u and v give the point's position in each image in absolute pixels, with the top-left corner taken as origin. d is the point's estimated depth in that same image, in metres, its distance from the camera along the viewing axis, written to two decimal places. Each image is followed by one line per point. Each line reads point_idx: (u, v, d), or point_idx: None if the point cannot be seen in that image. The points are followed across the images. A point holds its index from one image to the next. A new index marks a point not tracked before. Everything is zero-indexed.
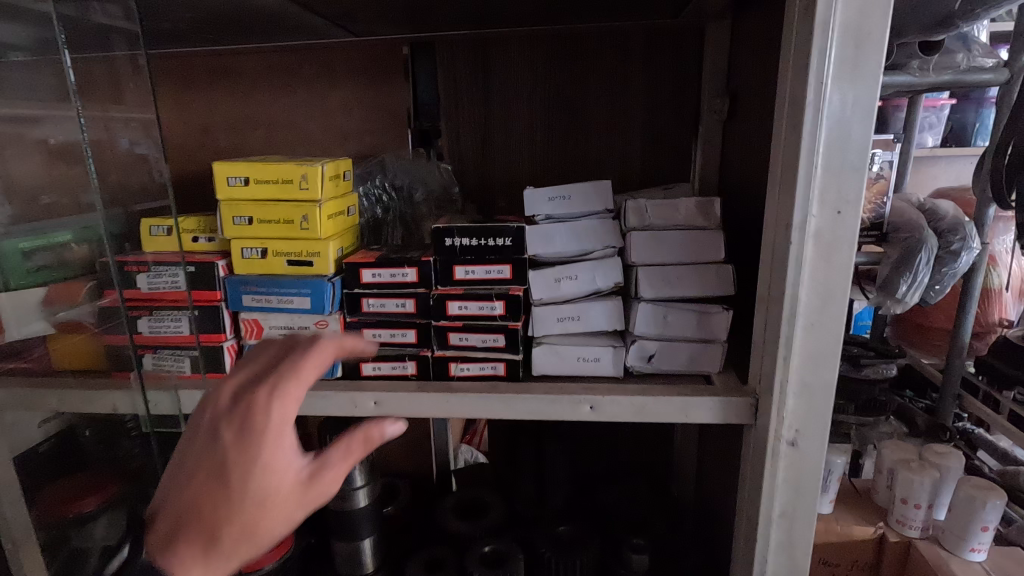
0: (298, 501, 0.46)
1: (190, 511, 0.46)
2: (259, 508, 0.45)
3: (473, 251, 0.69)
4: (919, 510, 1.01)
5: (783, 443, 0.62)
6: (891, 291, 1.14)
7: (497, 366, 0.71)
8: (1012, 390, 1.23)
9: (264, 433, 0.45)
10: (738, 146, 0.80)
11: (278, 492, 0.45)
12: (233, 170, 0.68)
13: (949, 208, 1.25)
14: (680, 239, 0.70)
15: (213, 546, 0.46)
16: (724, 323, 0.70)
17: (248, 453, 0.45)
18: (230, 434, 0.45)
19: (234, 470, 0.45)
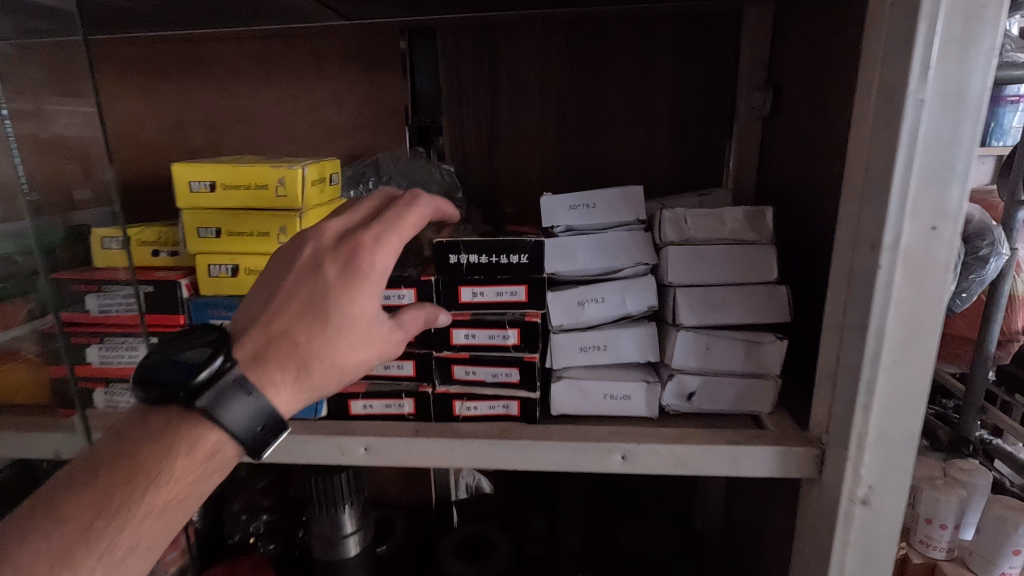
0: (384, 342, 0.50)
1: (282, 334, 0.46)
2: (352, 343, 0.47)
3: (483, 270, 0.58)
4: (945, 531, 0.86)
5: (854, 502, 0.51)
6: None
7: (510, 405, 0.60)
8: None
9: (370, 280, 0.47)
10: (785, 147, 0.69)
11: (371, 330, 0.48)
12: (196, 173, 0.57)
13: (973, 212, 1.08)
14: (726, 256, 0.59)
15: (300, 372, 0.46)
16: (778, 355, 0.59)
17: (356, 288, 0.47)
18: (336, 271, 0.47)
19: (342, 297, 0.46)
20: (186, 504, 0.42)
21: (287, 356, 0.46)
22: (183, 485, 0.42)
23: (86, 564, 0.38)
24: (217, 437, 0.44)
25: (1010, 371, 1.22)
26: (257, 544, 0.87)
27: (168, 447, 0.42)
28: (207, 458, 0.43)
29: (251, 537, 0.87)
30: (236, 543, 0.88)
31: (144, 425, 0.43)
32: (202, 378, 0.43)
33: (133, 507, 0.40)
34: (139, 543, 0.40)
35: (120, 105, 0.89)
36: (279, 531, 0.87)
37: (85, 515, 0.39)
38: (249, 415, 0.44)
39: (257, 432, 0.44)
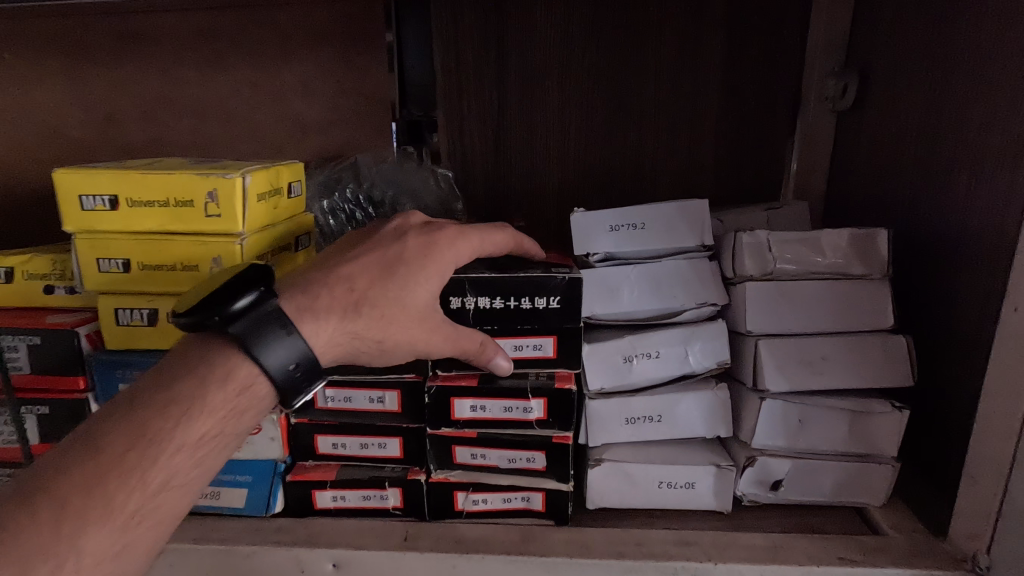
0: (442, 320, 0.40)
1: (339, 277, 0.38)
2: (410, 306, 0.38)
3: (500, 318, 0.42)
4: None
5: None
6: None
7: (532, 498, 0.44)
8: None
9: (449, 247, 0.41)
10: (884, 148, 0.54)
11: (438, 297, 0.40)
12: (92, 185, 0.41)
13: None
14: (823, 296, 0.44)
15: (345, 320, 0.37)
16: (897, 431, 0.43)
17: (436, 250, 0.40)
18: (421, 235, 0.41)
19: (420, 253, 0.39)
20: (230, 439, 0.33)
21: (337, 297, 0.37)
22: (222, 416, 0.32)
23: (118, 495, 0.29)
24: (250, 373, 0.33)
25: None
26: None
27: (203, 374, 0.32)
28: (242, 393, 0.33)
29: None
30: None
31: (176, 357, 0.34)
32: (240, 302, 0.33)
33: (171, 435, 0.31)
34: (175, 477, 0.30)
35: (37, 94, 0.71)
36: None
37: (117, 444, 0.30)
38: (290, 351, 0.34)
39: (292, 375, 0.34)
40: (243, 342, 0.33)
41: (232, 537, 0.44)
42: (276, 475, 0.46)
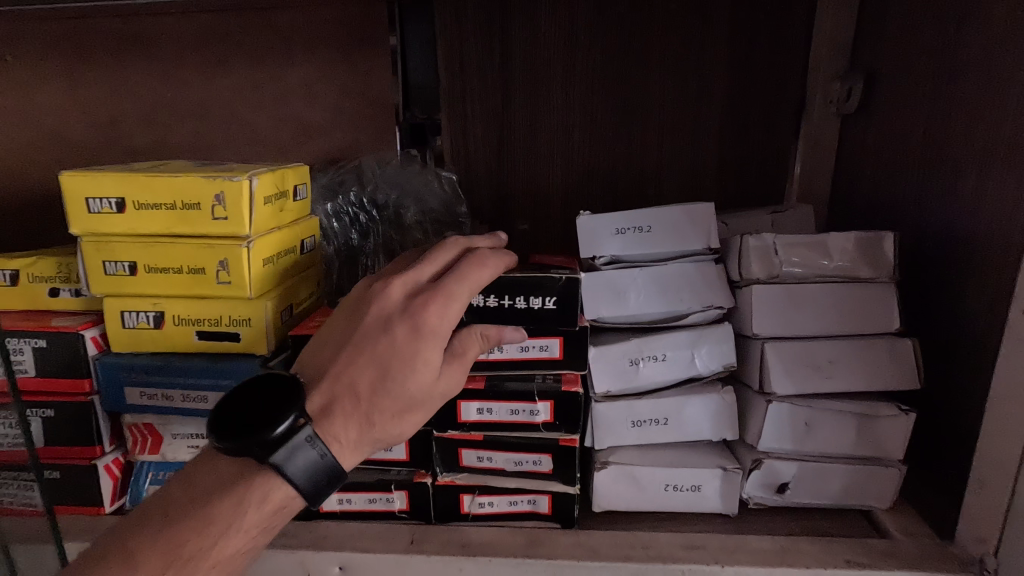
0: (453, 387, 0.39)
1: (341, 382, 0.35)
2: (417, 395, 0.36)
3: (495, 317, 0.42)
4: None
5: None
6: None
7: (538, 500, 0.44)
8: None
9: (438, 320, 0.36)
10: (889, 152, 0.54)
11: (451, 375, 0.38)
12: (97, 188, 0.41)
13: None
14: (829, 299, 0.44)
15: (363, 432, 0.36)
16: (904, 433, 0.43)
17: (427, 346, 0.36)
18: (406, 324, 0.35)
19: (409, 346, 0.35)
20: (254, 553, 0.34)
21: (350, 409, 0.35)
22: (254, 535, 0.33)
23: None
24: (287, 494, 0.33)
25: None
26: None
27: (241, 495, 0.33)
28: (276, 512, 0.33)
29: None
30: None
31: (212, 466, 0.34)
32: (277, 430, 0.33)
33: (205, 554, 0.31)
34: None
35: (41, 96, 0.71)
36: None
37: (154, 561, 0.31)
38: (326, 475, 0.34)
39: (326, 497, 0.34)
40: (281, 467, 0.33)
41: None
42: None
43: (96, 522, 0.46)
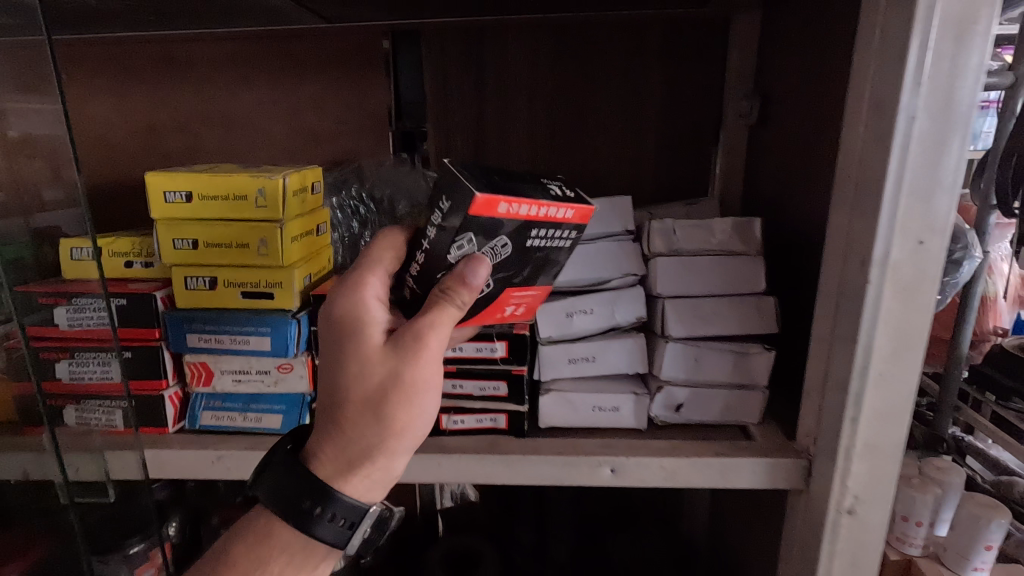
0: (434, 369, 0.43)
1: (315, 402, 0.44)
2: (372, 384, 0.41)
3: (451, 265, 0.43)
4: (921, 528, 0.73)
5: (842, 513, 0.53)
6: None
7: (497, 418, 0.59)
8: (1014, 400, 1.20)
9: (349, 313, 0.43)
10: (773, 158, 0.70)
11: (424, 363, 0.42)
12: (172, 184, 0.55)
13: None
14: (714, 268, 0.59)
15: (337, 440, 0.42)
16: (768, 366, 0.59)
17: (354, 336, 0.42)
18: (328, 327, 0.44)
19: (337, 344, 0.43)
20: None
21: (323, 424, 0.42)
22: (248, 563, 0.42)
23: None
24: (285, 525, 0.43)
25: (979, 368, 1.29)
26: None
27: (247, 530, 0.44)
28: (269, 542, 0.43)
29: None
30: None
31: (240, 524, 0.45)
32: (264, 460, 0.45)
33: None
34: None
35: (91, 109, 0.85)
36: None
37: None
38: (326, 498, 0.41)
39: (346, 532, 0.43)
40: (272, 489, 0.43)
41: None
42: (305, 402, 0.61)
43: (162, 437, 0.60)
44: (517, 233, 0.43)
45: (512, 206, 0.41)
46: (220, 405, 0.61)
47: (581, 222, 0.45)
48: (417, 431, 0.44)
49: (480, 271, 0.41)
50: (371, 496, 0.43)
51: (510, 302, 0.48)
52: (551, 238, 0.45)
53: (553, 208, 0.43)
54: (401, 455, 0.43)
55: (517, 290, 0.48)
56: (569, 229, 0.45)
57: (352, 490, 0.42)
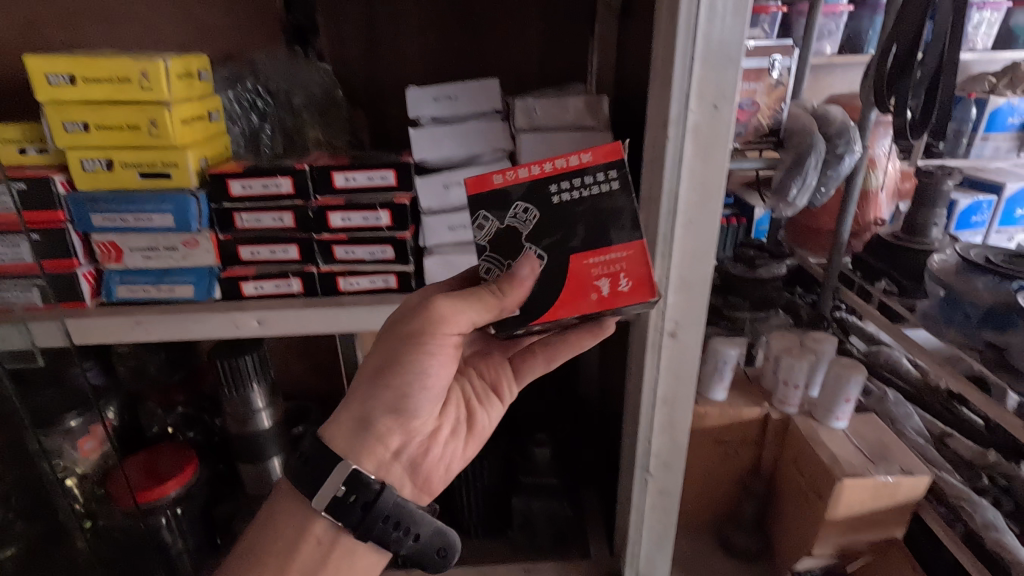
0: (421, 336, 0.56)
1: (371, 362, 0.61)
2: (386, 337, 0.58)
3: (490, 242, 0.54)
4: (797, 391, 1.16)
5: (665, 335, 0.68)
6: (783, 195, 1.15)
7: (388, 279, 0.69)
8: (881, 281, 1.47)
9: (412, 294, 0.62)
10: (632, 48, 0.78)
11: (413, 328, 0.56)
12: (55, 67, 0.58)
13: (838, 113, 1.28)
14: (570, 141, 0.69)
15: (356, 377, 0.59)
16: None
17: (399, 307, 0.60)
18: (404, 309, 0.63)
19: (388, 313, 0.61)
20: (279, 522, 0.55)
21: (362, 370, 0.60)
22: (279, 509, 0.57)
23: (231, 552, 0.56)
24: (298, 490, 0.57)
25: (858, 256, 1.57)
26: (176, 433, 0.97)
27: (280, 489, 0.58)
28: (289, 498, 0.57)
29: (169, 428, 0.97)
30: (154, 436, 0.96)
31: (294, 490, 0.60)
32: None
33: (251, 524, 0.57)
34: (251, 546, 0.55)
35: None
36: (196, 422, 0.99)
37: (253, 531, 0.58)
38: (317, 451, 0.56)
39: (324, 492, 0.54)
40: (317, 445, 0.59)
41: (190, 310, 0.67)
42: (213, 274, 0.68)
43: (82, 310, 0.66)
44: (531, 190, 0.53)
45: (502, 174, 0.53)
46: (134, 280, 0.67)
47: (603, 159, 0.52)
48: (398, 388, 0.57)
49: (523, 264, 0.52)
50: (346, 446, 0.56)
51: (596, 276, 0.52)
52: (581, 184, 0.52)
53: (557, 159, 0.52)
54: (377, 404, 0.57)
55: (591, 259, 0.53)
56: (591, 171, 0.52)
57: (333, 439, 0.57)
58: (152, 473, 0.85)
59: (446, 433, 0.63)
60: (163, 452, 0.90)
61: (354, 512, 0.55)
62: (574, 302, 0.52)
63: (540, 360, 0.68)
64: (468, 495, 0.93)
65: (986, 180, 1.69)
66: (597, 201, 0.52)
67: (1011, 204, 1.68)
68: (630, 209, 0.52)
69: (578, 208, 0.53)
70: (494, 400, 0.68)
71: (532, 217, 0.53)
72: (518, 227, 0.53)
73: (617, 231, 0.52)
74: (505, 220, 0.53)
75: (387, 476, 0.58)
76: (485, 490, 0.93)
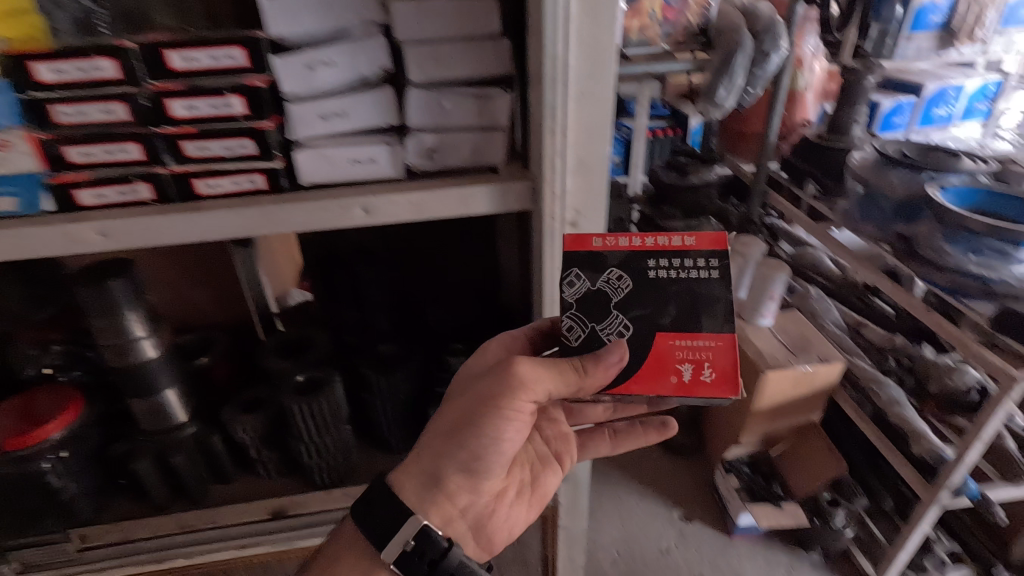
0: (498, 403, 0.62)
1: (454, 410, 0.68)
2: (472, 391, 0.65)
3: (577, 300, 0.61)
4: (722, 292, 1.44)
5: (564, 225, 0.64)
6: (712, 97, 1.28)
7: (255, 179, 0.62)
8: (808, 184, 1.52)
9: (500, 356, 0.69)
10: None
11: (491, 393, 0.62)
12: None
13: (766, 7, 1.28)
14: (449, 9, 0.59)
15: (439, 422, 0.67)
16: (507, 106, 0.65)
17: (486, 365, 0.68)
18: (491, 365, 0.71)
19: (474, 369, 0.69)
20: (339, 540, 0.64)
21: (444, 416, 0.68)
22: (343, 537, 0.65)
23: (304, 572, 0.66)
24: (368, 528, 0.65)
25: (787, 159, 1.59)
26: (55, 375, 0.87)
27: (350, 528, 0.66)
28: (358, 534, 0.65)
29: (48, 369, 0.87)
30: (31, 378, 0.86)
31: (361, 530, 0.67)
32: None
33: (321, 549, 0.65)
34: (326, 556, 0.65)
35: None
36: (77, 359, 0.89)
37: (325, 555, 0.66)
38: (389, 500, 0.63)
39: (394, 546, 0.61)
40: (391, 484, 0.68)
41: (15, 225, 0.57)
42: (38, 181, 0.58)
43: None
44: (629, 259, 0.62)
45: (604, 239, 0.62)
46: None
47: (706, 246, 0.61)
48: (472, 450, 0.64)
49: (613, 350, 0.59)
50: (415, 497, 0.63)
51: (679, 358, 0.60)
52: (680, 265, 0.61)
53: (665, 238, 0.61)
54: (450, 462, 0.64)
55: (677, 341, 0.60)
56: (693, 254, 0.61)
57: (404, 488, 0.64)
58: (28, 417, 0.78)
59: (511, 493, 0.71)
60: (39, 396, 0.81)
61: (421, 565, 0.61)
62: (653, 381, 0.59)
63: (604, 443, 0.81)
64: (386, 414, 0.90)
65: (907, 81, 1.71)
66: (693, 284, 0.60)
67: (929, 103, 1.71)
68: (723, 299, 0.60)
69: (671, 286, 0.61)
70: (556, 466, 0.75)
71: (625, 284, 0.61)
72: (609, 291, 0.61)
73: (708, 320, 0.60)
74: (598, 283, 0.61)
75: (450, 531, 0.65)
76: (403, 406, 0.90)
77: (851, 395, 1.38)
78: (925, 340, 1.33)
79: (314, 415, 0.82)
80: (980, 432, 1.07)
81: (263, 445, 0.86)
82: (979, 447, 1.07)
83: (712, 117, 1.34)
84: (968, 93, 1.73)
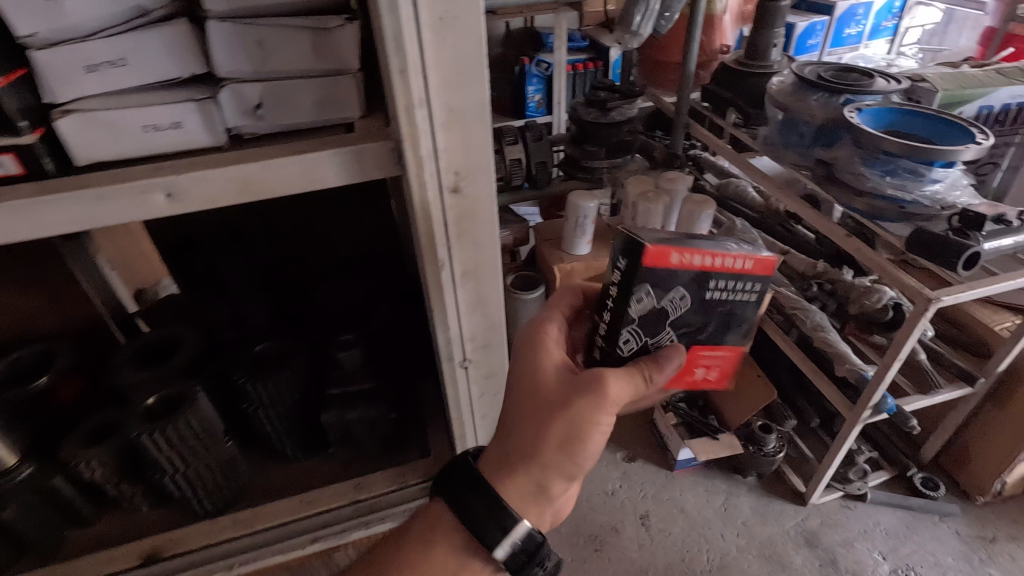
0: (599, 408, 0.49)
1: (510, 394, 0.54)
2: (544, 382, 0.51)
3: (640, 318, 0.51)
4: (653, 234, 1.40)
5: (443, 192, 0.52)
6: (628, 25, 1.15)
7: (3, 162, 0.44)
8: (729, 113, 1.44)
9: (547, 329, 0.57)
10: None
11: (584, 409, 0.49)
12: None
13: None
14: None
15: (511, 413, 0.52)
16: (353, 43, 0.50)
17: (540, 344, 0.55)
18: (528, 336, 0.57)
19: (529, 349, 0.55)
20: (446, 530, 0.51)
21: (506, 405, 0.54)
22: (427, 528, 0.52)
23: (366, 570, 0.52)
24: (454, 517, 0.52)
25: (707, 88, 1.49)
26: None
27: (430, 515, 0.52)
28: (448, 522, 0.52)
29: None
30: None
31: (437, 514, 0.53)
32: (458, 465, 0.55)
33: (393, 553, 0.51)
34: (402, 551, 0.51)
35: None
36: None
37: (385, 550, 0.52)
38: (489, 502, 0.49)
39: (501, 537, 0.49)
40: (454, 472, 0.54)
41: None
42: None
43: None
44: (694, 281, 0.51)
45: (683, 257, 0.49)
46: None
47: (760, 271, 0.52)
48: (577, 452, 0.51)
49: (671, 356, 0.51)
50: (519, 501, 0.50)
51: (699, 362, 0.57)
52: (732, 288, 0.52)
53: (723, 257, 0.50)
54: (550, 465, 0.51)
55: (705, 349, 0.56)
56: (746, 277, 0.52)
57: (507, 493, 0.50)
58: None
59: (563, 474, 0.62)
60: None
61: (521, 556, 0.50)
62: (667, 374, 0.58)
63: None
64: (273, 423, 0.76)
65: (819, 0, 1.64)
66: (736, 307, 0.53)
67: (840, 23, 1.65)
68: (752, 322, 0.55)
69: (719, 307, 0.53)
70: None
71: (684, 304, 0.52)
72: (670, 309, 0.51)
73: (734, 334, 0.55)
74: (664, 302, 0.51)
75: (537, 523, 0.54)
76: (292, 413, 0.77)
77: (777, 321, 1.34)
78: (846, 264, 1.33)
79: (174, 440, 0.67)
80: (898, 350, 1.02)
81: (121, 477, 0.70)
82: (897, 365, 1.03)
83: (631, 45, 1.20)
84: (876, 11, 1.67)
